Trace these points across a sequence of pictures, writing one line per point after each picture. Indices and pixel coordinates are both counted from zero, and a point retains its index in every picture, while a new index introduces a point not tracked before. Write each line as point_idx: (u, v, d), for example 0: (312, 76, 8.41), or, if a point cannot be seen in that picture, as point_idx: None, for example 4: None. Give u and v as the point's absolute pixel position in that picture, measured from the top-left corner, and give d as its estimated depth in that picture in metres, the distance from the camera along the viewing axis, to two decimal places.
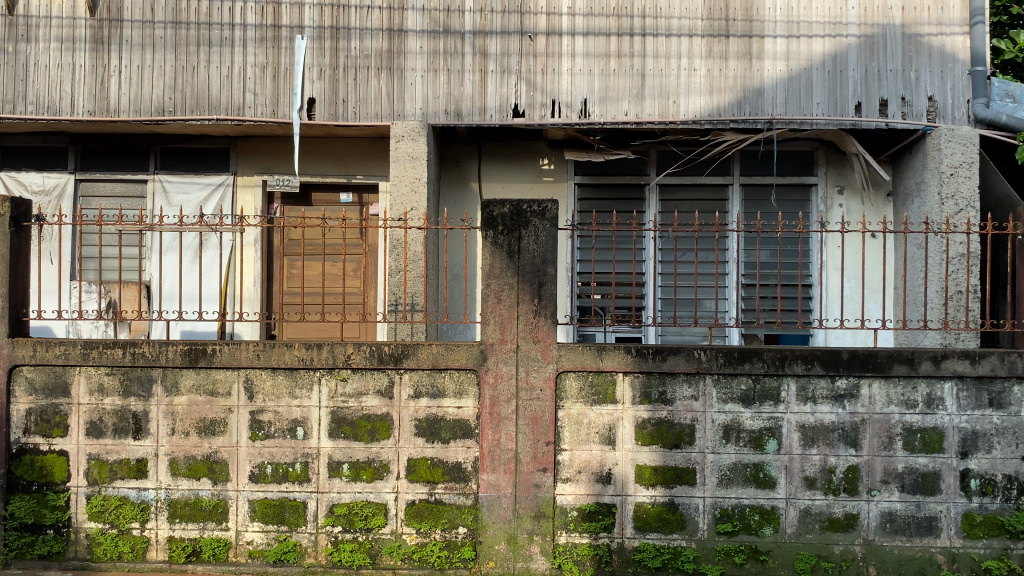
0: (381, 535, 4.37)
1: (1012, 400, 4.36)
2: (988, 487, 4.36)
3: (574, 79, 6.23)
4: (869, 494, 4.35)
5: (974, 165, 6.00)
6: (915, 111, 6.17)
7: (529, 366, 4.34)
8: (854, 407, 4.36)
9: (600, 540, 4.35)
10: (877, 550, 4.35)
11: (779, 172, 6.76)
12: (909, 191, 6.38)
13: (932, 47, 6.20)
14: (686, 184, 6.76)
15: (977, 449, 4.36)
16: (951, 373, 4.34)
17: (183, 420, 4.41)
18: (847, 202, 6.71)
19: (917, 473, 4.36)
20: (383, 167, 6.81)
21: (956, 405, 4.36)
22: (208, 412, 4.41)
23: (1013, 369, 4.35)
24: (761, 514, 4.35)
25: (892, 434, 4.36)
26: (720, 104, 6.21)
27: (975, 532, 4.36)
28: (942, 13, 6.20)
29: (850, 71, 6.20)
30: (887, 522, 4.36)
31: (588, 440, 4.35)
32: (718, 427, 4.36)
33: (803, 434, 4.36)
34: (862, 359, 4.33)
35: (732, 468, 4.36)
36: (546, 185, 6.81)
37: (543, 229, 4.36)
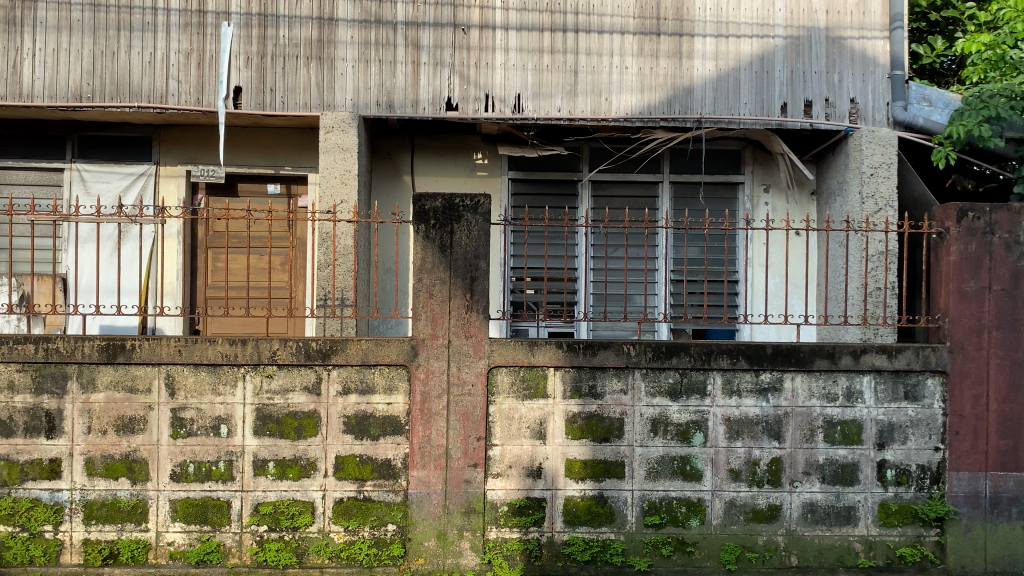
0: (308, 534, 4.29)
1: (925, 393, 4.53)
2: (903, 477, 4.53)
3: (507, 73, 6.22)
4: (791, 485, 4.47)
5: (893, 166, 6.20)
6: (838, 112, 6.35)
7: (460, 361, 4.31)
8: (777, 400, 4.46)
9: (530, 535, 4.36)
10: (798, 540, 4.47)
11: (708, 170, 6.88)
12: (832, 190, 6.56)
13: (855, 50, 6.39)
14: (618, 181, 6.83)
15: (893, 440, 4.52)
16: (870, 366, 4.48)
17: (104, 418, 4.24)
18: (772, 200, 6.87)
19: (837, 465, 4.49)
20: (312, 159, 6.69)
21: (874, 398, 4.51)
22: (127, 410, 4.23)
23: (927, 363, 4.51)
24: (687, 506, 4.43)
25: (813, 427, 4.48)
26: (652, 102, 6.28)
27: (890, 521, 4.52)
28: (863, 18, 6.40)
29: (776, 72, 6.34)
30: (808, 512, 4.48)
31: (519, 435, 4.36)
32: (647, 420, 4.41)
33: (728, 427, 4.45)
34: (785, 353, 4.44)
35: (659, 461, 4.42)
36: (479, 179, 6.78)
37: (475, 224, 4.34)
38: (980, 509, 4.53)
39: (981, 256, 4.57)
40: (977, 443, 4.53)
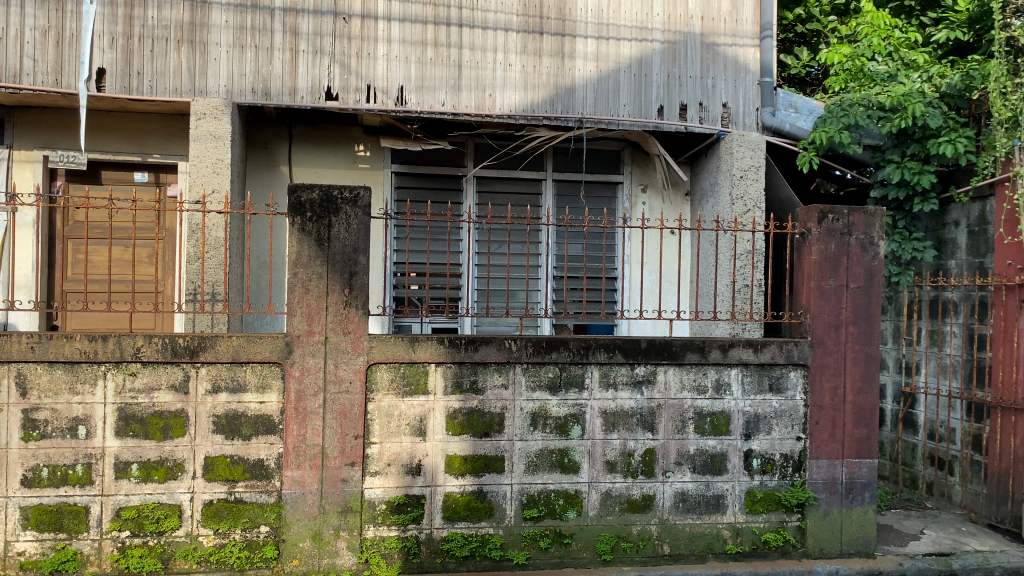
0: (174, 538, 4.11)
1: (788, 385, 4.77)
2: (768, 465, 4.74)
3: (389, 65, 6.13)
4: (664, 475, 4.61)
5: (761, 169, 6.49)
6: (711, 116, 6.59)
7: (338, 358, 4.22)
8: (651, 392, 4.59)
9: (408, 532, 4.32)
10: (670, 529, 4.62)
11: (589, 169, 7.01)
12: (705, 191, 6.81)
13: (728, 56, 6.65)
14: (502, 178, 6.85)
15: (759, 431, 4.73)
16: (737, 360, 4.67)
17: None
18: (649, 200, 7.07)
19: (706, 455, 4.66)
20: (183, 147, 6.40)
21: (741, 390, 4.70)
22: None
23: (790, 356, 4.74)
24: (564, 498, 4.49)
25: (684, 418, 4.64)
26: (534, 100, 6.34)
27: (756, 507, 4.73)
28: (736, 26, 6.66)
29: (653, 75, 6.51)
30: (680, 501, 4.63)
31: (398, 432, 4.31)
32: (526, 414, 4.44)
33: (604, 420, 4.54)
34: (659, 347, 4.57)
35: (538, 455, 4.46)
36: (361, 172, 6.66)
37: (354, 217, 4.26)
38: (837, 494, 4.80)
39: (839, 255, 4.83)
40: (835, 432, 4.80)
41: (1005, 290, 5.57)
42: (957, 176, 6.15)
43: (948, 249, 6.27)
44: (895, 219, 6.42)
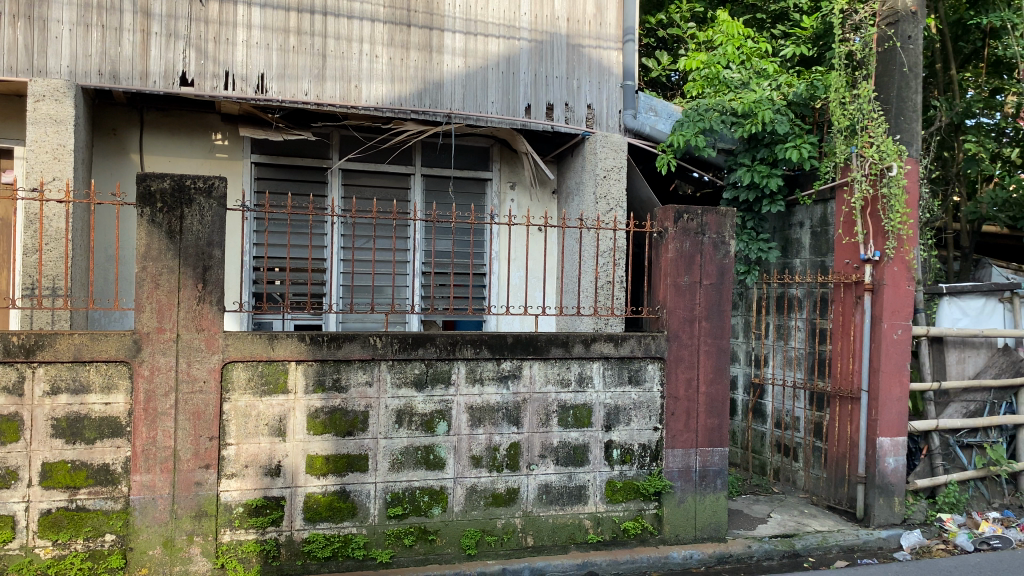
0: (7, 552, 3.82)
1: (646, 377, 4.94)
2: (627, 455, 4.90)
3: (249, 52, 5.91)
4: (528, 468, 4.67)
5: (623, 170, 6.68)
6: (576, 117, 6.73)
7: (191, 356, 4.04)
8: (516, 387, 4.64)
9: (267, 535, 4.19)
10: (534, 521, 4.69)
11: (457, 165, 7.01)
12: (571, 189, 6.94)
13: (592, 58, 6.81)
14: (368, 171, 6.74)
15: (619, 422, 4.87)
16: (599, 354, 4.80)
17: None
18: (517, 197, 7.15)
19: (569, 447, 4.76)
20: (20, 130, 5.96)
21: (603, 383, 4.83)
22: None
23: (648, 350, 4.91)
24: (429, 495, 4.48)
25: (548, 412, 4.72)
26: (402, 93, 6.28)
27: (616, 497, 4.87)
28: (600, 29, 6.83)
29: (521, 74, 6.58)
30: (543, 493, 4.71)
31: (256, 433, 4.17)
32: (391, 412, 4.40)
33: (470, 415, 4.56)
34: (524, 342, 4.63)
35: (403, 452, 4.43)
36: (218, 162, 6.39)
37: (208, 209, 4.09)
38: (691, 481, 5.02)
39: (694, 253, 5.04)
40: (689, 422, 5.01)
41: (843, 287, 5.99)
42: (802, 180, 6.55)
43: (793, 249, 6.68)
44: (744, 219, 6.77)
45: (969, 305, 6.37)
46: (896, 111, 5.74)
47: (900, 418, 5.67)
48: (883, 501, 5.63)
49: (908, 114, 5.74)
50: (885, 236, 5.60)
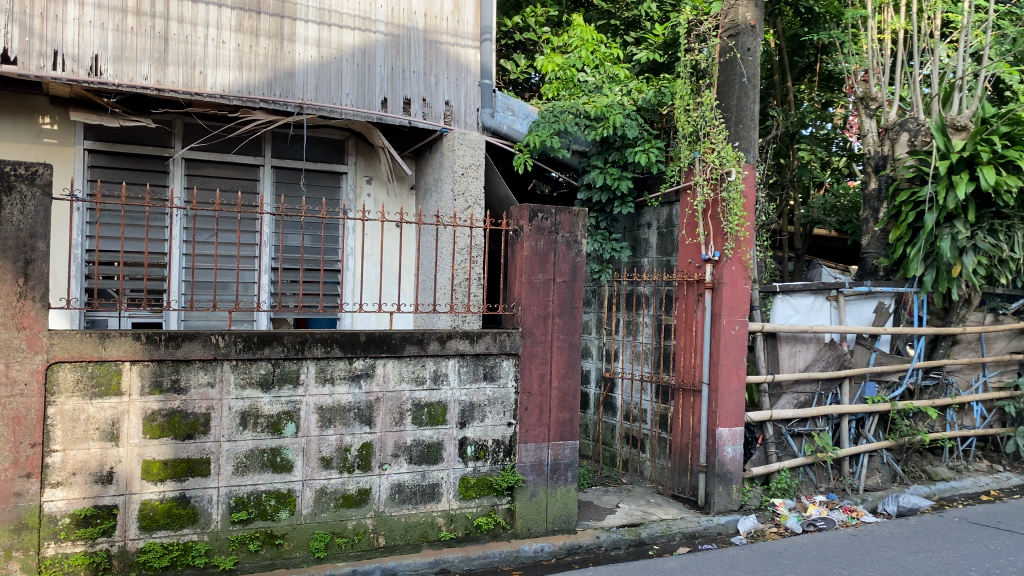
0: None
1: (501, 373, 4.99)
2: (481, 452, 4.94)
3: (81, 31, 5.53)
4: (380, 468, 4.62)
5: (480, 168, 6.72)
6: (433, 113, 6.70)
7: (9, 356, 3.74)
8: (368, 386, 4.58)
9: (98, 546, 3.94)
10: (386, 521, 4.63)
11: (310, 157, 6.80)
12: (428, 186, 6.91)
13: (449, 55, 6.80)
14: (215, 161, 6.46)
15: (473, 419, 4.90)
16: (454, 351, 4.80)
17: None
18: (374, 191, 7.05)
19: (422, 445, 4.74)
20: None
21: (458, 380, 4.84)
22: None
23: (503, 347, 4.96)
24: (277, 498, 4.34)
25: (402, 410, 4.68)
26: (251, 81, 6.05)
27: (469, 493, 4.89)
28: (458, 26, 6.84)
29: (376, 67, 6.49)
30: (396, 492, 4.67)
31: (86, 438, 3.91)
32: (236, 413, 4.23)
33: (320, 416, 4.45)
34: (378, 340, 4.57)
35: (247, 455, 4.27)
36: (46, 147, 5.94)
37: (30, 197, 3.79)
38: (543, 475, 5.12)
39: (548, 252, 5.13)
40: (541, 417, 5.11)
41: (687, 285, 6.28)
42: (650, 183, 6.81)
43: (642, 249, 6.95)
44: (597, 220, 6.99)
45: (801, 301, 6.81)
46: (736, 118, 6.07)
47: (737, 410, 5.98)
48: (722, 488, 5.93)
49: (746, 122, 6.08)
50: (725, 237, 5.90)
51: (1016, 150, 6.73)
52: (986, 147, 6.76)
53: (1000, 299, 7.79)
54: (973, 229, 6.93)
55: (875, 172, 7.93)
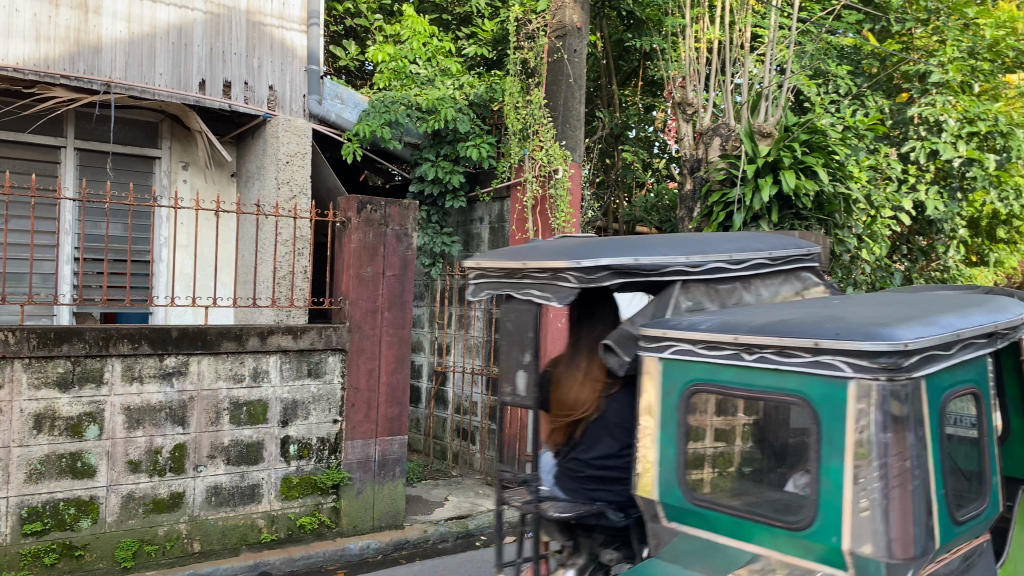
0: None
1: (326, 369, 4.87)
2: (305, 450, 4.80)
3: None
4: (195, 470, 4.38)
5: (307, 156, 6.54)
6: (256, 97, 6.42)
7: None
8: (182, 384, 4.34)
9: None
10: (201, 525, 4.41)
11: (117, 140, 6.34)
12: (251, 173, 6.61)
13: (274, 38, 6.55)
14: (6, 140, 5.89)
15: (296, 417, 4.75)
16: (275, 347, 4.64)
17: (786, 487, 2.17)
18: (191, 177, 6.68)
19: (241, 445, 4.55)
20: None
21: (280, 377, 4.69)
22: (713, 400, 2.33)
23: (328, 342, 4.85)
24: (76, 507, 4.03)
25: (219, 409, 4.47)
26: (50, 55, 5.57)
27: (291, 493, 4.74)
28: (284, 9, 6.60)
29: (194, 47, 6.14)
30: (212, 495, 4.45)
31: None
32: (28, 417, 3.89)
33: (127, 417, 4.16)
34: (191, 336, 4.34)
35: (43, 461, 3.93)
36: None
37: None
38: (370, 472, 5.05)
39: (377, 245, 5.05)
40: (369, 413, 5.03)
41: None
42: (482, 177, 6.86)
43: (474, 243, 6.98)
44: (429, 213, 6.93)
45: None
46: (562, 118, 6.23)
47: None
48: None
49: (572, 122, 6.28)
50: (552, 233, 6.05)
51: (813, 156, 7.35)
52: (787, 153, 7.31)
53: None
54: (775, 229, 7.52)
55: (691, 174, 8.40)
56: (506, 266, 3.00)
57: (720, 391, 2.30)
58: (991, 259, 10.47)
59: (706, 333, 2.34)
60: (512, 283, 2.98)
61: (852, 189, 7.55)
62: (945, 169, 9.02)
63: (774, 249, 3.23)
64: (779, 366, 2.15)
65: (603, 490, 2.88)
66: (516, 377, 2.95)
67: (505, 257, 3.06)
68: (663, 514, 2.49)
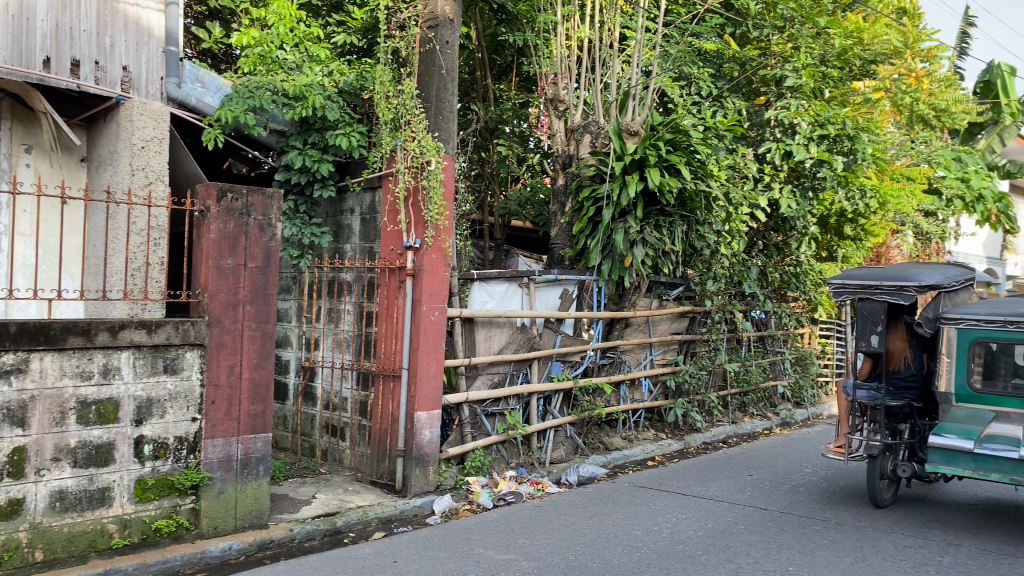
0: None
1: (184, 365, 4.66)
2: (160, 450, 4.58)
3: None
4: (37, 474, 4.10)
5: (164, 142, 6.25)
6: (108, 78, 6.06)
7: None
8: (21, 383, 4.05)
9: None
10: (44, 533, 4.12)
11: None
12: (102, 158, 6.24)
13: (128, 17, 6.21)
14: None
15: (151, 415, 4.53)
16: (128, 343, 4.40)
17: None
18: (34, 162, 6.21)
19: (90, 447, 4.29)
20: None
21: (132, 374, 4.45)
22: (987, 347, 5.69)
23: (186, 337, 4.64)
24: None
25: (65, 409, 4.20)
26: None
27: (146, 496, 4.51)
28: None
29: (37, 21, 5.69)
30: (56, 501, 4.17)
31: None
32: None
33: None
34: (32, 332, 4.05)
35: None
36: None
37: None
38: (231, 471, 4.87)
39: (238, 235, 4.88)
40: (230, 410, 4.87)
41: (388, 272, 6.31)
42: (352, 167, 6.74)
43: (344, 235, 6.86)
44: (297, 203, 6.75)
45: (496, 289, 7.17)
46: (436, 109, 6.20)
47: (435, 393, 6.12)
48: (419, 471, 6.03)
49: (445, 114, 6.25)
50: (424, 225, 6.02)
51: (677, 155, 7.61)
52: (653, 151, 7.53)
53: (663, 286, 8.84)
54: (642, 225, 7.78)
55: (562, 169, 8.53)
56: (866, 281, 6.09)
57: (997, 341, 5.65)
58: (839, 254, 11.19)
59: (985, 316, 5.72)
60: (871, 291, 6.08)
61: (712, 187, 7.93)
62: (798, 169, 9.61)
63: (957, 274, 6.27)
64: (1020, 329, 5.56)
65: (908, 391, 6.21)
66: (872, 338, 6.03)
67: (862, 278, 6.17)
68: (953, 395, 5.83)
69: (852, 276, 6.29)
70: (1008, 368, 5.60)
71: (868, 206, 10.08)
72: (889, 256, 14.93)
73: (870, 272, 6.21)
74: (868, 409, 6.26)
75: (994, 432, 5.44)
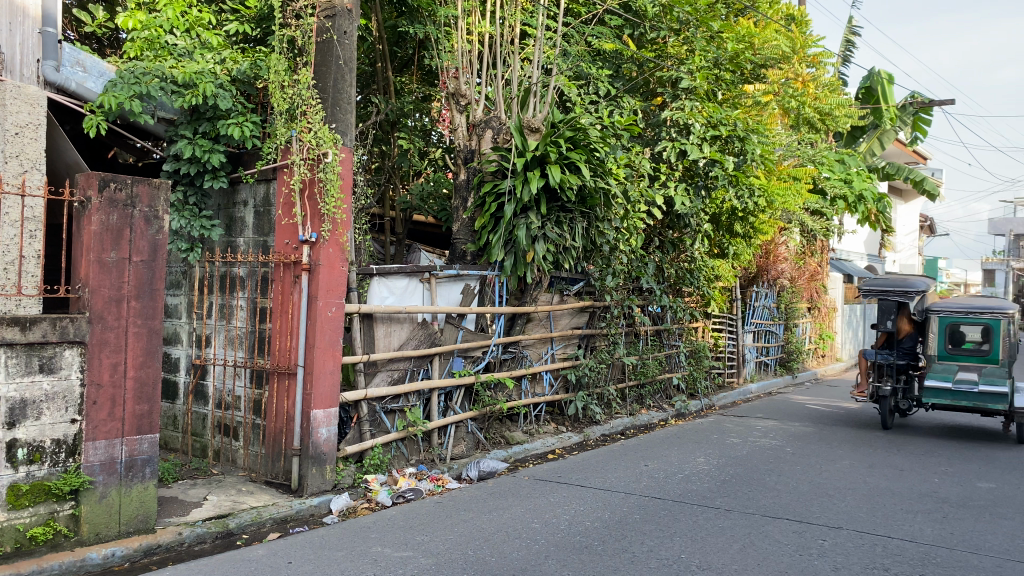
0: None
1: (62, 364, 4.42)
2: (36, 454, 4.33)
3: None
4: None
5: None
6: None
7: None
8: None
9: None
10: None
11: None
12: None
13: None
14: None
15: (25, 417, 4.28)
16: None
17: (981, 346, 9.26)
18: None
19: None
20: None
21: (4, 374, 4.19)
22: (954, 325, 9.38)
23: (64, 334, 4.40)
24: None
25: None
26: None
27: (20, 503, 4.26)
28: None
29: None
30: None
31: None
32: None
33: None
34: None
35: None
36: None
37: None
38: (115, 475, 4.65)
39: (122, 227, 4.67)
40: (113, 411, 4.65)
41: (283, 267, 6.16)
42: (245, 159, 6.56)
43: (237, 228, 6.65)
44: (185, 194, 6.52)
45: (396, 284, 7.09)
46: (332, 100, 6.10)
47: (332, 391, 6.02)
48: (315, 470, 5.90)
49: (342, 105, 6.15)
50: (321, 219, 5.90)
51: (577, 152, 7.70)
52: (553, 148, 7.60)
53: (563, 281, 8.93)
54: (542, 221, 7.85)
55: (464, 165, 8.50)
56: (883, 287, 9.80)
57: (961, 322, 9.36)
58: (731, 251, 11.59)
59: (953, 307, 9.43)
60: (886, 294, 9.81)
61: (611, 185, 8.06)
62: (692, 169, 9.79)
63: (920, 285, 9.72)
64: (977, 316, 9.33)
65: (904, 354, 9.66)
66: (887, 323, 9.75)
67: (880, 285, 9.86)
68: (934, 356, 9.41)
69: (872, 284, 9.99)
70: (967, 338, 9.33)
71: (757, 205, 10.47)
72: (778, 253, 15.56)
73: (883, 281, 9.95)
74: (882, 365, 9.82)
75: (961, 376, 9.09)
